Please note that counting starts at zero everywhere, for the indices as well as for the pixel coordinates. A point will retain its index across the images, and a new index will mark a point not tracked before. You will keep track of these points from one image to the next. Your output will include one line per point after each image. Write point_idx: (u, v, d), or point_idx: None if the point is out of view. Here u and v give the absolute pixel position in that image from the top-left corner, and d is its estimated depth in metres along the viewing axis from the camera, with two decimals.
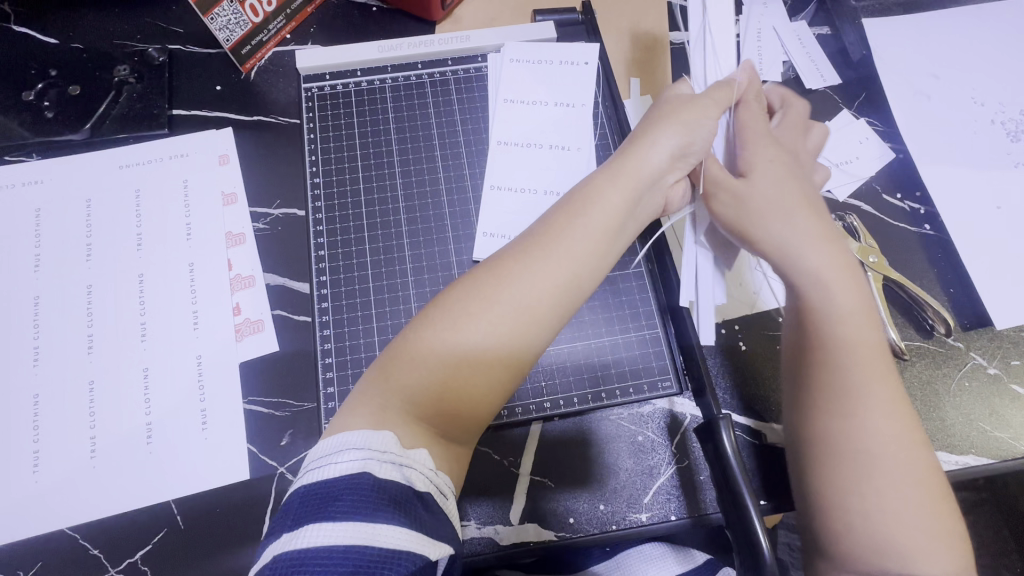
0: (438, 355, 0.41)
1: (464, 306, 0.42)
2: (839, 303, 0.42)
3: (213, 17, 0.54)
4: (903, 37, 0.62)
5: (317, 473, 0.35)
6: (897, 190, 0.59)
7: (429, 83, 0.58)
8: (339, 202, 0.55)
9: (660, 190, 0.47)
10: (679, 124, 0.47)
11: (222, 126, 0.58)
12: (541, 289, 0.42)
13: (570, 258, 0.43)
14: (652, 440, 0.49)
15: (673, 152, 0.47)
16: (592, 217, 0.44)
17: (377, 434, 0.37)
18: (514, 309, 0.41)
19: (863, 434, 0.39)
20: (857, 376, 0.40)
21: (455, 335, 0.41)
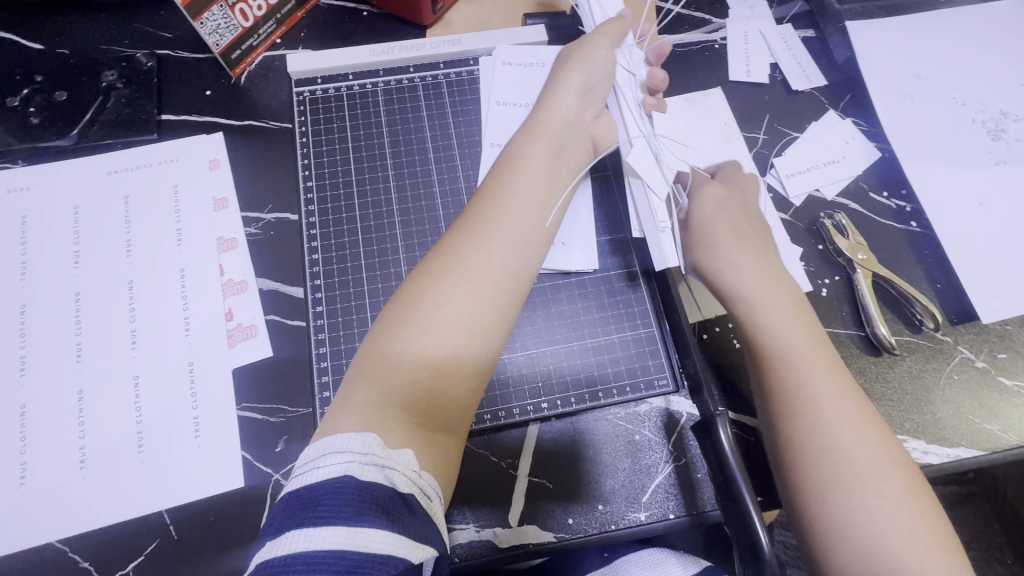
0: (401, 346, 0.40)
1: (424, 288, 0.42)
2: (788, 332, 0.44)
3: (203, 21, 0.53)
4: (887, 38, 0.64)
5: (302, 479, 0.36)
6: (883, 188, 0.60)
7: (421, 86, 0.58)
8: (332, 206, 0.54)
9: (582, 131, 0.50)
10: (581, 64, 0.50)
11: (212, 131, 0.58)
12: (492, 261, 0.43)
13: (510, 217, 0.44)
14: (649, 439, 0.49)
15: (580, 91, 0.50)
16: (525, 174, 0.46)
17: (359, 436, 0.37)
18: (469, 286, 0.42)
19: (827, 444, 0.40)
20: (821, 393, 0.41)
21: (421, 318, 0.41)
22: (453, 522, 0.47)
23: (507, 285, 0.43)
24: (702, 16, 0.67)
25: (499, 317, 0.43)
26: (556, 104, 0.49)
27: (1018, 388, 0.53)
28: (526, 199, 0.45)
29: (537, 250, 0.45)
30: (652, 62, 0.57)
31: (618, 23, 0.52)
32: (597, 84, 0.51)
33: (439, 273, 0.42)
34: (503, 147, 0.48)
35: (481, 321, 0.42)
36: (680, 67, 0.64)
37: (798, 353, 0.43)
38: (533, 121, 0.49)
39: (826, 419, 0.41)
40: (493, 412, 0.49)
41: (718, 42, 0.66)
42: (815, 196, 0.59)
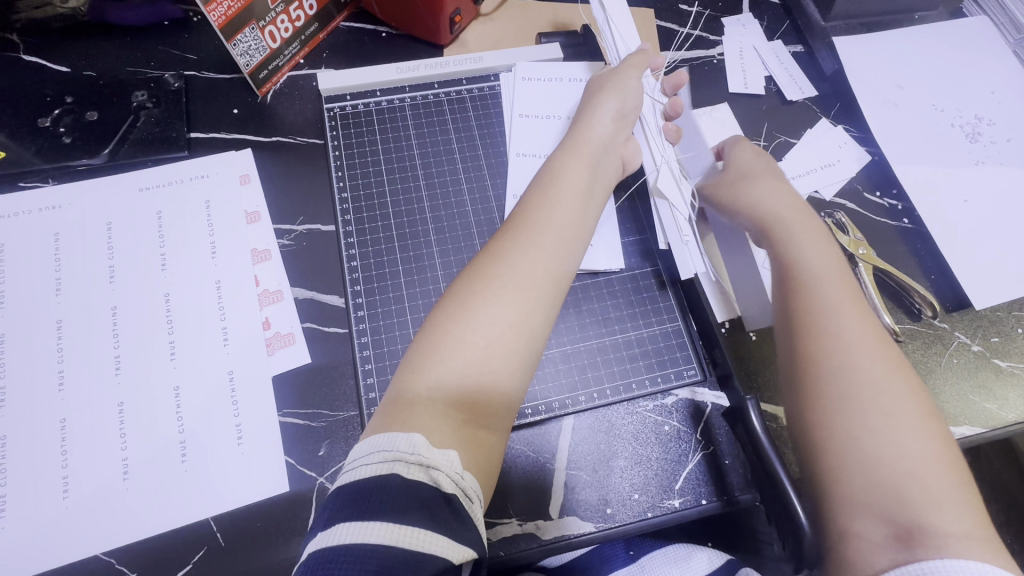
0: (451, 345, 0.42)
1: (470, 289, 0.44)
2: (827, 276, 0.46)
3: (236, 43, 0.56)
4: (871, 50, 0.69)
5: (351, 475, 0.37)
6: (876, 188, 0.65)
7: (446, 101, 0.61)
8: (367, 215, 0.56)
9: (614, 152, 0.54)
10: (616, 91, 0.54)
11: (241, 147, 0.59)
12: (536, 266, 0.45)
13: (554, 226, 0.47)
14: (678, 429, 0.52)
15: (615, 117, 0.54)
16: (565, 188, 0.49)
17: (403, 436, 0.38)
18: (518, 291, 0.44)
19: (854, 381, 0.41)
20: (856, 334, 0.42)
21: (469, 318, 0.43)
22: (497, 516, 0.48)
23: (550, 296, 0.45)
24: (700, 34, 0.72)
25: (538, 331, 0.45)
26: (592, 124, 0.52)
27: (1012, 368, 0.57)
28: (567, 210, 0.48)
29: (575, 258, 0.48)
30: (669, 92, 0.61)
31: (642, 56, 0.56)
32: (630, 109, 0.54)
33: (488, 275, 0.44)
34: (544, 162, 0.51)
35: (525, 334, 0.44)
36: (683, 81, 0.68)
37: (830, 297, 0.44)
38: (573, 138, 0.52)
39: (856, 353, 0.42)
40: (533, 406, 0.52)
41: (716, 57, 0.70)
42: (815, 198, 0.64)
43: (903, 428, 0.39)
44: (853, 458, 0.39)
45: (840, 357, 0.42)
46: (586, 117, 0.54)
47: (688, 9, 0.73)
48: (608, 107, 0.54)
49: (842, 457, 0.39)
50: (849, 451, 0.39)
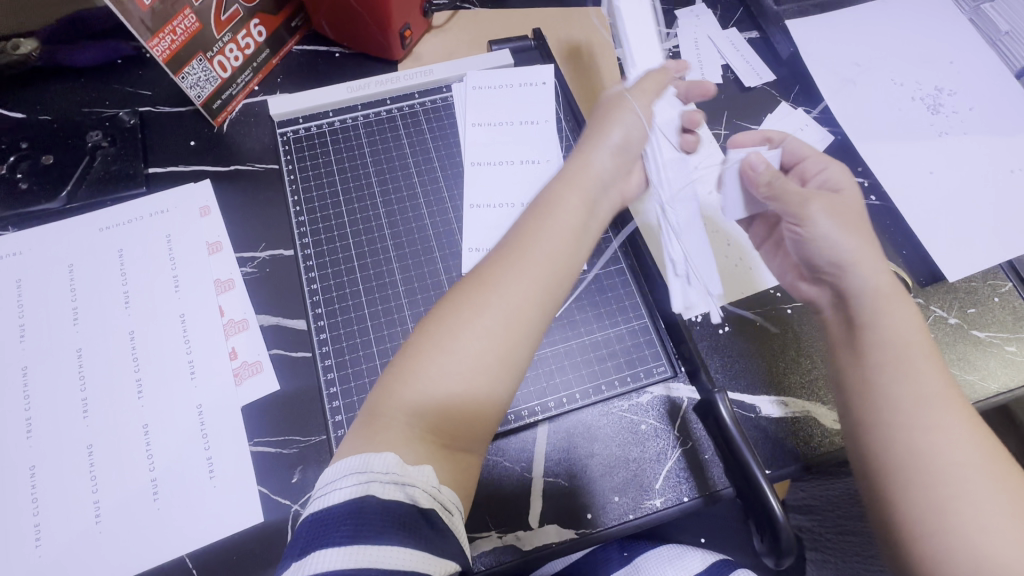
0: (433, 375, 0.41)
1: (455, 318, 0.42)
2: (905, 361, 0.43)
3: (183, 75, 0.56)
4: (826, 29, 0.69)
5: (318, 504, 0.36)
6: (840, 168, 0.64)
7: (400, 117, 0.57)
8: (325, 239, 0.52)
9: (616, 188, 0.51)
10: (619, 120, 0.49)
11: (201, 178, 0.60)
12: (521, 294, 0.43)
13: (544, 258, 0.45)
14: (655, 427, 0.51)
15: (617, 150, 0.50)
16: (561, 224, 0.46)
17: (376, 456, 0.37)
18: (500, 322, 0.42)
19: (934, 457, 0.40)
20: (916, 409, 0.41)
21: (452, 349, 0.41)
22: (475, 530, 0.48)
23: (536, 328, 0.44)
24: None
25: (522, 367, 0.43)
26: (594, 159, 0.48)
27: (991, 338, 0.57)
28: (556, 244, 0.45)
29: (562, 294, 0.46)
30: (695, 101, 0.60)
31: (659, 76, 0.51)
32: (633, 141, 0.50)
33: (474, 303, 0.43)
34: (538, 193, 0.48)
35: (507, 365, 0.42)
36: None
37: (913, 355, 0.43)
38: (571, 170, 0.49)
39: (932, 429, 0.40)
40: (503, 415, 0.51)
41: (670, 50, 0.70)
42: None
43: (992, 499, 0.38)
44: (931, 503, 0.39)
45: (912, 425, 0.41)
46: (589, 150, 0.49)
47: None
48: (611, 138, 0.49)
49: (923, 511, 0.39)
50: (925, 501, 0.39)
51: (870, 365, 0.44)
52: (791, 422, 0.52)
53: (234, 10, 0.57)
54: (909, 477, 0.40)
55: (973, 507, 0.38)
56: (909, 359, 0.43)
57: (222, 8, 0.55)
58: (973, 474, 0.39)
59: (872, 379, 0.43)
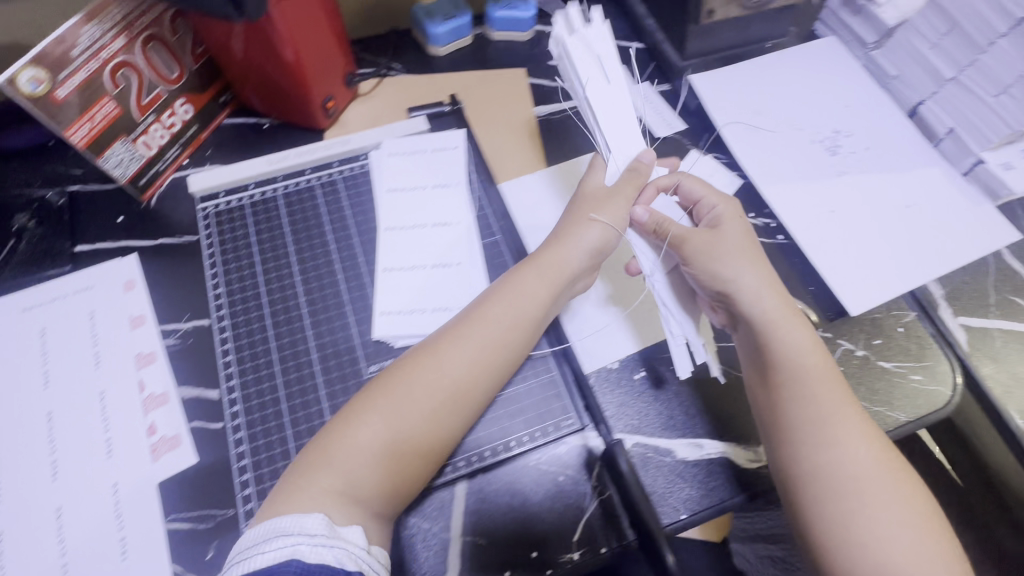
0: (377, 434, 0.45)
1: (407, 385, 0.47)
2: (811, 377, 0.48)
3: (106, 157, 0.58)
4: (728, 81, 0.73)
5: (240, 566, 0.37)
6: (750, 209, 0.68)
7: (318, 185, 0.60)
8: (242, 309, 0.54)
9: (580, 279, 0.55)
10: (593, 222, 0.54)
11: (127, 253, 0.61)
12: (468, 366, 0.48)
13: (498, 336, 0.49)
14: (572, 478, 0.52)
15: (589, 252, 0.54)
16: (523, 309, 0.51)
17: (307, 517, 0.40)
18: (443, 391, 0.47)
19: (835, 467, 0.45)
20: (824, 425, 0.46)
21: (394, 411, 0.45)
22: None
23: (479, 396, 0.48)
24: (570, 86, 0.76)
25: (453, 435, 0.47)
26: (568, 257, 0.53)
27: (898, 368, 0.59)
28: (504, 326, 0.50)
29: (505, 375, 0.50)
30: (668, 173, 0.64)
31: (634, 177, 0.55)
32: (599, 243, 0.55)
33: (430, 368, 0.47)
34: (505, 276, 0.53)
35: (438, 432, 0.46)
36: (557, 132, 0.72)
37: (808, 382, 0.48)
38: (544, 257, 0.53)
39: (843, 442, 0.46)
40: None
41: None
42: None
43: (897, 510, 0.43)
44: (842, 511, 0.43)
45: (822, 447, 0.46)
46: (560, 247, 0.54)
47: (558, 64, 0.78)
48: (591, 237, 0.54)
49: (827, 519, 0.43)
50: (840, 508, 0.43)
51: (786, 379, 0.49)
52: (710, 466, 0.52)
53: (157, 93, 0.60)
54: (821, 488, 0.44)
55: (878, 513, 0.43)
56: (811, 385, 0.48)
57: (143, 93, 0.58)
58: (878, 483, 0.44)
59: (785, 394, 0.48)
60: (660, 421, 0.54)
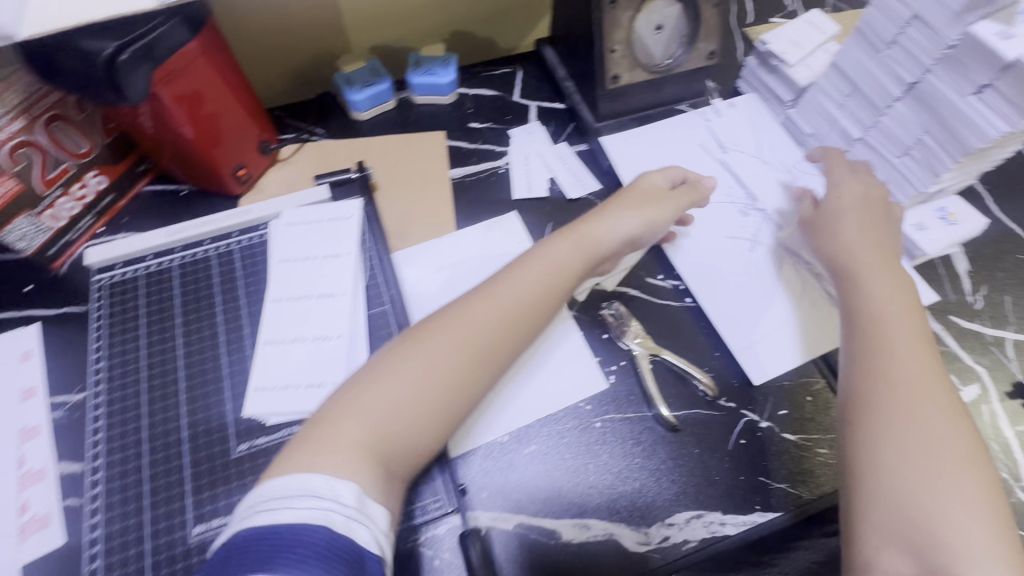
0: (334, 425, 0.45)
1: (382, 378, 0.47)
2: (890, 313, 0.52)
3: (10, 229, 0.60)
4: (641, 142, 0.74)
5: (270, 513, 0.39)
6: (659, 271, 0.67)
7: (214, 256, 0.61)
8: (119, 383, 0.53)
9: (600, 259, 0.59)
10: (636, 207, 0.60)
11: (30, 324, 0.62)
12: (449, 356, 0.49)
13: (451, 332, 0.50)
14: (446, 563, 0.50)
15: (625, 232, 0.59)
16: (498, 303, 0.53)
17: (339, 485, 0.41)
18: (442, 371, 0.48)
19: (894, 401, 0.46)
20: (908, 359, 0.48)
21: (390, 379, 0.47)
22: None
23: (439, 395, 0.48)
24: (488, 147, 0.77)
25: (413, 445, 0.47)
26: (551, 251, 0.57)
27: (802, 441, 0.56)
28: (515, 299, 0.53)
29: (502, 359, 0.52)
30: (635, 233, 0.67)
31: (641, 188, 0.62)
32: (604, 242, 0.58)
33: (393, 358, 0.49)
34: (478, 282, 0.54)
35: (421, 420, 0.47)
36: (470, 194, 0.72)
37: (897, 333, 0.50)
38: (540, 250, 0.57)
39: (892, 379, 0.47)
40: None
41: (502, 166, 0.75)
42: (598, 289, 0.65)
43: (941, 448, 0.44)
44: (901, 438, 0.45)
45: (891, 381, 0.47)
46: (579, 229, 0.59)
47: (479, 126, 0.79)
48: (587, 239, 0.58)
49: (883, 441, 0.45)
50: (865, 448, 0.46)
51: (868, 317, 0.52)
52: (591, 549, 0.51)
53: (65, 168, 0.62)
54: (880, 417, 0.46)
55: (891, 461, 0.44)
56: (884, 327, 0.51)
57: (48, 167, 0.60)
58: (929, 411, 0.45)
59: (865, 326, 0.52)
60: (610, 477, 0.54)
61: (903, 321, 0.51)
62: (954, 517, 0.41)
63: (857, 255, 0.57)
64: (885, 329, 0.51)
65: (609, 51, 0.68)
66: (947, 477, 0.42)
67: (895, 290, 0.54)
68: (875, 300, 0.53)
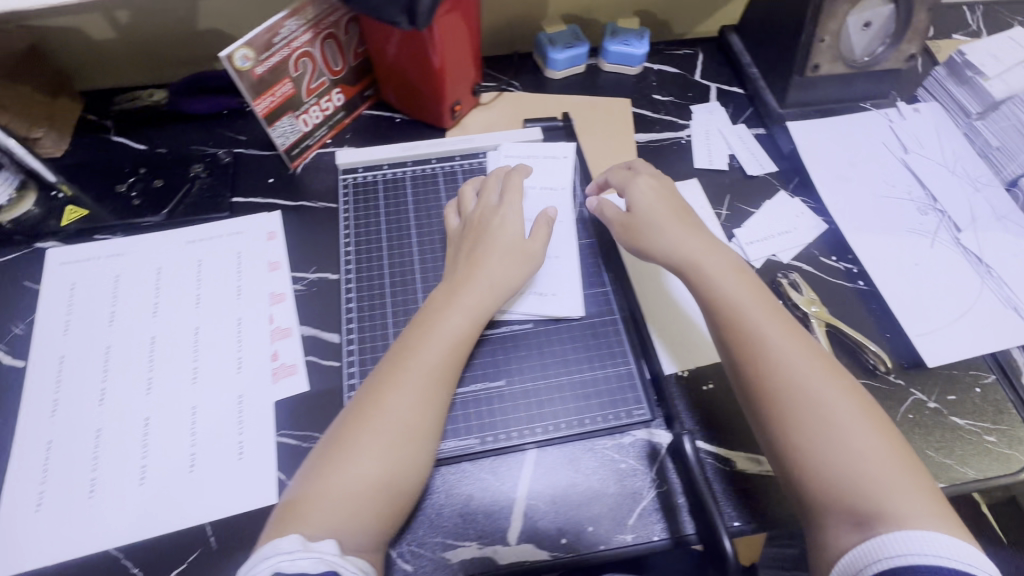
0: (346, 453, 0.47)
1: (381, 394, 0.50)
2: (760, 320, 0.54)
3: (276, 127, 0.69)
4: (824, 131, 0.77)
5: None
6: (832, 253, 0.70)
7: (441, 173, 0.70)
8: (366, 264, 0.65)
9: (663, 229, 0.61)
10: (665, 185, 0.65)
11: (272, 209, 0.72)
12: (387, 385, 0.50)
13: (427, 343, 0.52)
14: (634, 467, 0.56)
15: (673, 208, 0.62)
16: (446, 319, 0.54)
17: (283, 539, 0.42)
18: (415, 389, 0.50)
19: (812, 394, 0.50)
20: (802, 360, 0.52)
21: (386, 407, 0.49)
22: (458, 538, 0.52)
23: (410, 412, 0.49)
24: (671, 119, 0.82)
25: (414, 459, 0.48)
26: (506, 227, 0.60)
27: (970, 426, 0.59)
28: (485, 288, 0.56)
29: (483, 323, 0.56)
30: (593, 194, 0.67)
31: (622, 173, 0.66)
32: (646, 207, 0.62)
33: (392, 376, 0.51)
34: (468, 257, 0.58)
35: (383, 456, 0.47)
36: (654, 158, 0.78)
37: (772, 339, 0.53)
38: (472, 234, 0.60)
39: (796, 375, 0.51)
40: (498, 435, 0.56)
41: (684, 138, 0.80)
42: (773, 260, 0.70)
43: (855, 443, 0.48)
44: (804, 433, 0.49)
45: (798, 379, 0.51)
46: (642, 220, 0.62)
47: (662, 99, 0.84)
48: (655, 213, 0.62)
49: (808, 435, 0.49)
50: (795, 435, 0.49)
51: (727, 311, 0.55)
52: (767, 481, 0.54)
53: (323, 80, 0.71)
54: (778, 409, 0.50)
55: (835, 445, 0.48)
56: (778, 330, 0.54)
57: (313, 78, 0.70)
58: (840, 407, 0.50)
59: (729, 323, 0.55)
60: None
61: (773, 328, 0.54)
62: (880, 474, 0.47)
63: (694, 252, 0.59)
64: (766, 339, 0.53)
65: (817, 41, 0.72)
66: (871, 474, 0.47)
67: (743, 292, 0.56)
68: (723, 299, 0.56)
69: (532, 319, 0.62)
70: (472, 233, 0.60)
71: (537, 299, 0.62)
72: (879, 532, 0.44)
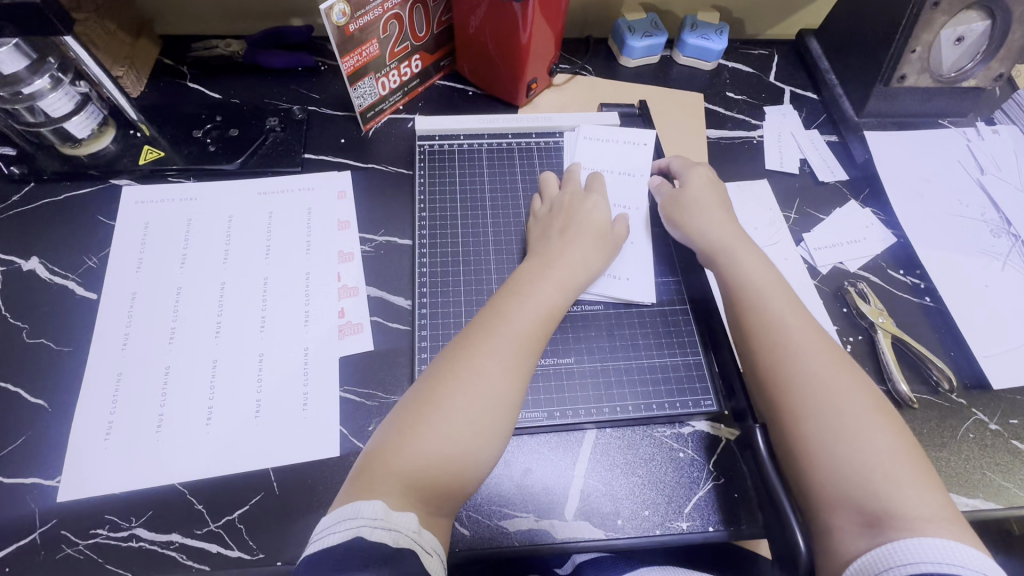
0: (442, 398, 0.49)
1: (472, 348, 0.52)
2: (779, 306, 0.55)
3: (356, 87, 0.69)
4: (900, 145, 0.76)
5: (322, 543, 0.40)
6: (900, 267, 0.70)
7: (517, 149, 0.73)
8: (440, 227, 0.67)
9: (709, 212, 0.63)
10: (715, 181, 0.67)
11: (343, 169, 0.72)
12: (484, 337, 0.52)
13: (516, 303, 0.55)
14: (692, 457, 0.56)
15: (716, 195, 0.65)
16: (539, 283, 0.57)
17: (366, 504, 0.42)
18: (508, 346, 0.52)
19: (811, 378, 0.50)
20: (806, 346, 0.52)
21: (477, 359, 0.51)
22: (515, 508, 0.52)
23: (502, 365, 0.51)
24: (743, 118, 0.81)
25: (503, 413, 0.50)
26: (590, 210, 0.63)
27: None
28: (574, 265, 0.59)
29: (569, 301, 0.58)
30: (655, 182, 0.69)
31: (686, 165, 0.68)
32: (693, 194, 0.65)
33: (483, 333, 0.53)
34: (552, 237, 0.61)
35: (486, 406, 0.49)
36: (725, 156, 0.77)
37: (790, 327, 0.53)
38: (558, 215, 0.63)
39: (800, 360, 0.51)
40: (560, 411, 0.56)
41: (755, 138, 0.79)
42: (839, 268, 0.69)
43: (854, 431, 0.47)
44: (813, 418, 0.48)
45: (797, 364, 0.51)
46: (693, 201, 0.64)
47: (735, 97, 0.84)
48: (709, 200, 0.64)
49: (811, 420, 0.48)
50: (792, 418, 0.49)
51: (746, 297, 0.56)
52: None
53: (406, 45, 0.71)
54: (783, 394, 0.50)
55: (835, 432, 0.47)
56: (786, 317, 0.54)
57: (397, 41, 0.70)
58: (847, 397, 0.49)
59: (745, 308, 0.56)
60: None
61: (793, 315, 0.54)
62: (890, 468, 0.45)
63: (717, 239, 0.61)
64: (786, 326, 0.53)
65: (909, 52, 0.71)
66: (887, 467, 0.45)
67: (761, 280, 0.57)
68: (749, 286, 0.57)
69: (603, 300, 0.62)
70: (561, 213, 0.64)
71: (610, 281, 0.63)
72: (892, 536, 0.42)
